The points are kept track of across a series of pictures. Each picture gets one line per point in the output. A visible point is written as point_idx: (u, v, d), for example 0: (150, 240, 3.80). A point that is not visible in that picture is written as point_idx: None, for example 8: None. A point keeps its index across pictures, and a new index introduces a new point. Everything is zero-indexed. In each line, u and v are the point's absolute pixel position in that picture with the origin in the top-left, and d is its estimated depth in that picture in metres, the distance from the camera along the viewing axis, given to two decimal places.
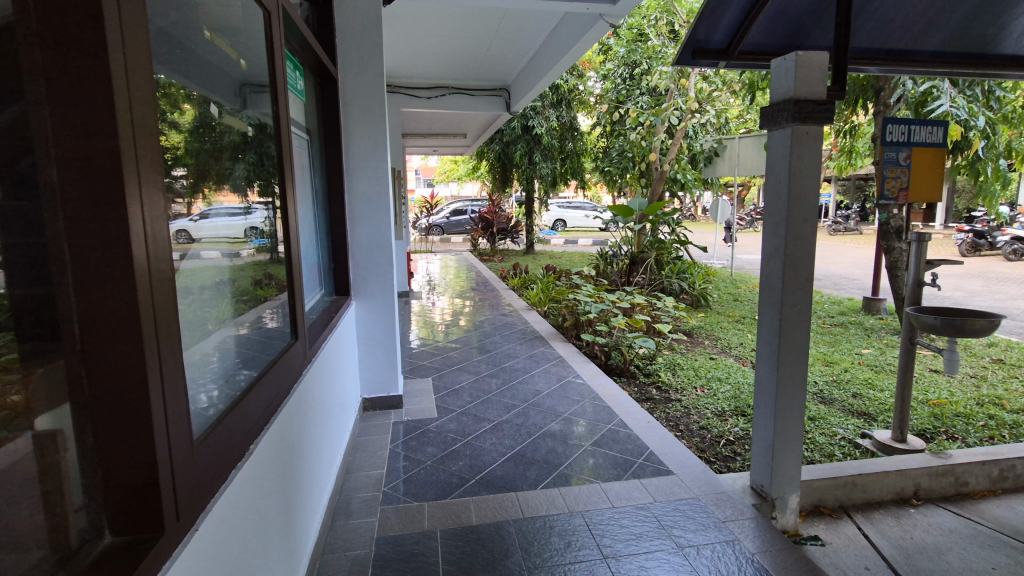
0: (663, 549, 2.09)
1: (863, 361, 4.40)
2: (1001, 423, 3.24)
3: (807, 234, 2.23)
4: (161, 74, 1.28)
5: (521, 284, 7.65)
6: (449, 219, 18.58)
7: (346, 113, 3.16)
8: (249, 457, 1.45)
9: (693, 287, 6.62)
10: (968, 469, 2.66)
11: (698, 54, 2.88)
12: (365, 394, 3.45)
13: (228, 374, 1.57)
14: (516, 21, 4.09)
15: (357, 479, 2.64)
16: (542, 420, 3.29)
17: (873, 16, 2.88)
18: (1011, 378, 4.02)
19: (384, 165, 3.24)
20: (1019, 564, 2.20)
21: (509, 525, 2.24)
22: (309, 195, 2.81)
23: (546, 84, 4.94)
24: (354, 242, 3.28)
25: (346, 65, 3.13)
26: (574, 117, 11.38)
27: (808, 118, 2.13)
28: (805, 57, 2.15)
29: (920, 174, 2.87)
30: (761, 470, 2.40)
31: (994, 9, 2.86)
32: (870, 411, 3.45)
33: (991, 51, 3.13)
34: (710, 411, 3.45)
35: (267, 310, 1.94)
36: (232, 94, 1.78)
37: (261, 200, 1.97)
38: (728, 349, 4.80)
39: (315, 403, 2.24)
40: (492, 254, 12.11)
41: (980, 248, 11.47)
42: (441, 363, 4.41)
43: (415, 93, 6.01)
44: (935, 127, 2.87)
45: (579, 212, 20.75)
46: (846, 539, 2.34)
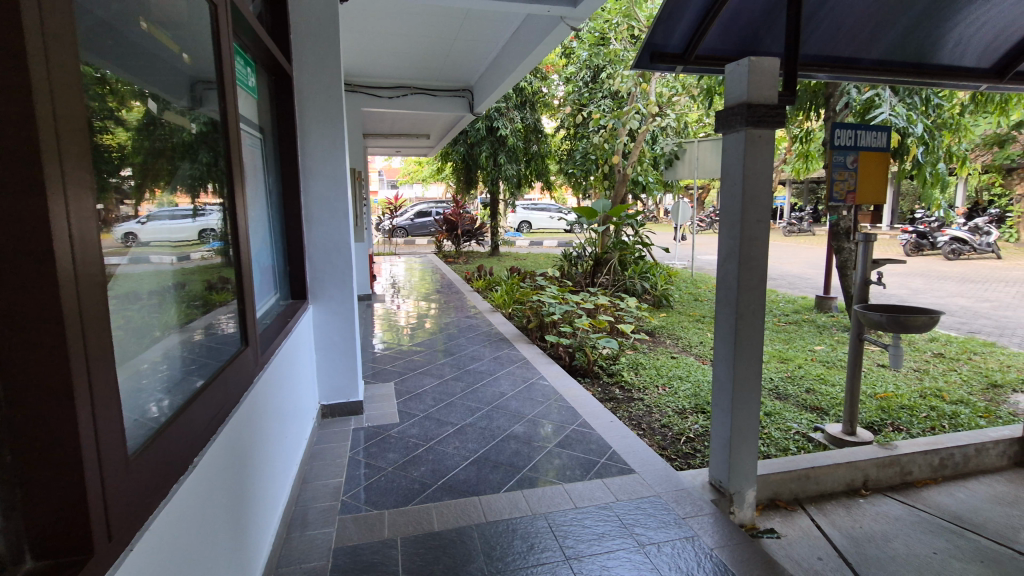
0: (624, 549, 2.10)
1: (816, 358, 4.55)
2: (941, 414, 3.41)
3: (760, 235, 2.29)
4: (104, 70, 1.23)
5: (486, 285, 7.64)
6: (413, 220, 18.42)
7: (302, 112, 3.07)
8: (193, 469, 1.38)
9: (655, 288, 6.74)
10: (912, 459, 2.78)
11: (655, 58, 2.94)
12: (324, 400, 3.37)
13: (172, 382, 1.50)
14: (478, 22, 4.07)
15: (314, 488, 2.57)
16: (506, 422, 3.28)
17: (821, 24, 2.98)
18: (951, 371, 4.25)
19: (342, 166, 3.16)
20: (956, 547, 2.31)
21: (471, 530, 2.21)
22: (261, 196, 2.71)
23: (508, 86, 4.95)
24: (311, 244, 3.20)
25: (301, 62, 3.04)
26: (538, 119, 11.43)
27: (760, 121, 2.20)
28: (757, 63, 2.21)
29: (866, 177, 3.00)
30: (719, 467, 2.45)
31: (931, 21, 3.01)
32: (822, 405, 3.58)
33: (929, 61, 3.29)
34: (671, 409, 3.51)
35: (219, 314, 1.87)
36: (180, 90, 1.69)
37: (216, 202, 1.90)
38: (688, 348, 4.90)
39: (269, 410, 2.17)
40: (457, 256, 12.03)
41: (922, 249, 12.11)
42: (403, 367, 4.34)
43: (376, 93, 5.94)
44: (880, 132, 2.99)
45: (543, 214, 20.90)
46: (800, 531, 2.41)
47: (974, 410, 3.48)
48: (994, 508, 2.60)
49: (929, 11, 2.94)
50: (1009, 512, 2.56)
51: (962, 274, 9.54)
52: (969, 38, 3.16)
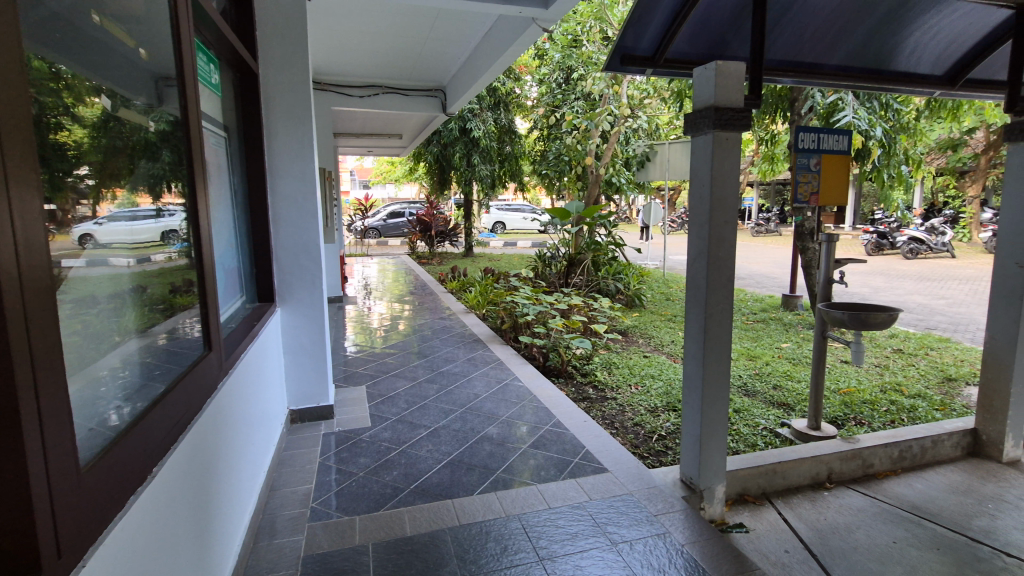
0: (597, 547, 2.11)
1: (782, 355, 4.68)
2: (900, 408, 3.54)
3: (728, 236, 2.34)
4: (60, 65, 1.19)
5: (459, 287, 7.60)
6: (385, 221, 18.24)
7: (268, 111, 3.01)
8: (151, 480, 1.32)
9: (627, 288, 6.81)
10: (873, 451, 2.88)
11: (626, 60, 2.97)
12: (293, 405, 3.30)
13: (132, 388, 1.44)
14: (449, 21, 4.05)
15: (283, 495, 2.51)
16: (480, 423, 3.27)
17: (785, 30, 3.06)
18: (909, 367, 4.41)
19: (311, 166, 3.11)
20: (914, 536, 2.40)
21: (444, 534, 2.20)
22: (225, 196, 2.64)
23: (480, 87, 4.94)
24: (278, 246, 3.12)
25: (267, 59, 2.97)
26: (511, 120, 11.45)
27: (727, 124, 2.24)
28: (723, 66, 2.25)
29: (828, 179, 3.09)
30: (689, 464, 2.49)
31: (889, 28, 3.12)
32: (788, 401, 3.68)
33: (887, 67, 3.41)
34: (643, 407, 3.56)
35: (181, 318, 1.81)
36: (139, 86, 1.63)
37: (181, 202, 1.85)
38: (660, 347, 4.98)
39: (234, 417, 2.11)
40: (431, 257, 11.95)
41: (883, 248, 12.57)
42: (375, 370, 4.29)
43: (346, 92, 5.87)
44: (841, 136, 3.09)
45: (517, 215, 20.96)
46: (768, 524, 2.47)
47: (930, 403, 3.62)
48: (949, 497, 2.71)
49: (887, 19, 3.05)
50: (963, 501, 2.68)
51: (920, 273, 9.92)
52: (923, 45, 3.29)
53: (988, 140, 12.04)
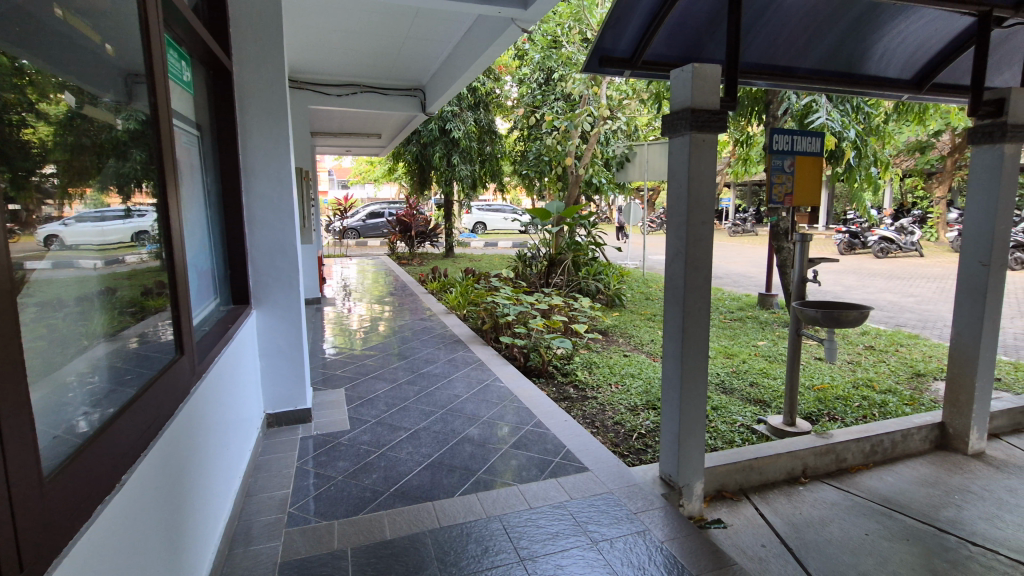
0: (578, 546, 2.12)
1: (758, 352, 4.76)
2: (872, 403, 3.64)
3: (705, 236, 2.37)
4: (22, 60, 1.15)
5: (440, 287, 7.56)
6: (365, 222, 18.07)
7: (242, 109, 2.95)
8: (120, 489, 1.29)
9: (607, 288, 6.86)
10: (846, 446, 2.94)
11: (604, 62, 2.99)
12: (270, 409, 3.24)
13: (101, 394, 1.40)
14: (428, 20, 4.03)
15: (259, 501, 2.46)
16: (461, 425, 3.26)
17: (759, 33, 3.11)
18: (880, 363, 4.53)
19: (287, 166, 3.06)
20: (885, 528, 2.46)
21: (424, 537, 2.18)
22: (198, 195, 2.58)
23: (460, 87, 4.92)
24: (254, 246, 3.07)
25: (241, 57, 2.91)
26: (491, 120, 11.44)
27: (703, 126, 2.27)
28: (700, 69, 2.28)
29: (802, 180, 3.15)
30: (668, 461, 2.52)
31: (859, 33, 3.20)
32: (764, 398, 3.75)
33: (858, 70, 3.50)
34: (623, 406, 3.59)
35: (153, 321, 1.76)
36: (106, 83, 1.58)
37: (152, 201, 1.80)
38: (639, 346, 5.02)
39: (208, 422, 2.06)
40: (411, 257, 11.86)
41: (855, 248, 12.87)
42: (354, 372, 4.24)
43: (324, 90, 5.80)
44: (813, 138, 3.16)
45: (497, 215, 20.95)
46: (745, 520, 2.51)
47: (900, 398, 3.73)
48: (918, 489, 2.78)
49: (856, 24, 3.13)
50: (932, 493, 2.75)
51: (889, 271, 10.20)
52: (892, 50, 3.38)
53: (954, 143, 12.44)
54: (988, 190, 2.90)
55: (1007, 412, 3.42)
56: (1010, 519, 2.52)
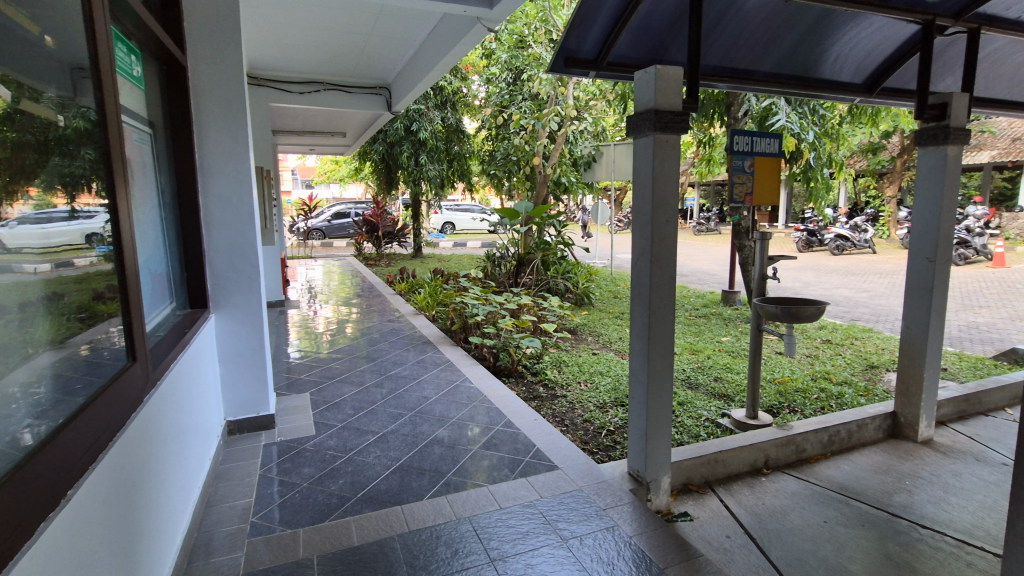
0: (548, 545, 2.13)
1: (722, 348, 4.88)
2: (829, 395, 3.78)
3: (670, 235, 2.41)
4: None
5: (408, 288, 7.48)
6: (330, 222, 17.74)
7: (198, 106, 2.85)
8: (68, 504, 1.22)
9: (576, 287, 6.92)
10: (805, 437, 3.04)
11: (569, 62, 3.01)
12: (231, 416, 3.14)
13: (46, 405, 1.33)
14: (393, 18, 3.98)
15: (220, 511, 2.38)
16: (430, 427, 3.22)
17: (720, 37, 3.18)
18: (836, 356, 4.71)
19: (247, 165, 2.97)
20: (842, 515, 2.56)
21: (393, 541, 2.15)
22: (150, 194, 2.47)
23: (426, 85, 4.87)
24: (211, 248, 2.97)
25: (196, 52, 2.81)
26: (459, 119, 11.37)
27: (667, 127, 2.31)
28: (663, 70, 2.31)
29: (761, 180, 3.24)
30: (637, 457, 2.55)
31: (814, 37, 3.32)
32: (728, 392, 3.85)
33: (813, 74, 3.62)
34: (592, 404, 3.62)
35: (104, 328, 1.68)
36: (52, 77, 1.50)
37: (103, 202, 1.71)
38: (607, 344, 5.09)
39: (164, 434, 1.98)
40: (379, 258, 11.70)
41: (812, 245, 13.35)
42: (320, 376, 4.15)
43: (285, 88, 5.66)
44: (772, 139, 3.26)
45: (466, 215, 20.90)
46: (710, 512, 2.57)
47: (855, 390, 3.88)
48: (873, 477, 2.90)
49: (811, 30, 3.25)
50: (885, 479, 2.88)
51: (844, 268, 10.63)
52: (845, 55, 3.51)
53: (902, 144, 13.04)
54: (933, 190, 3.05)
55: (952, 400, 3.60)
56: (956, 502, 2.66)
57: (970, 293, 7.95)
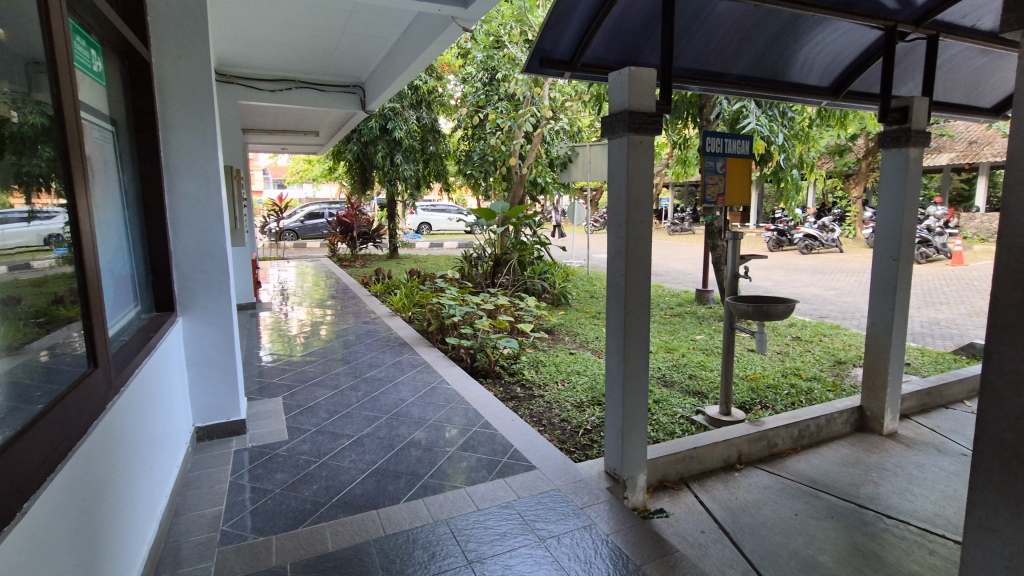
0: (526, 545, 2.13)
1: (697, 346, 4.96)
2: (799, 391, 3.87)
3: (644, 235, 2.43)
4: None
5: (384, 289, 7.39)
6: (303, 223, 17.44)
7: (162, 103, 2.76)
8: (22, 517, 1.16)
9: (553, 287, 6.94)
10: (776, 432, 3.11)
11: (544, 63, 3.01)
12: (199, 422, 3.05)
13: (2, 413, 1.26)
14: (367, 16, 3.93)
15: (188, 520, 2.31)
16: (407, 429, 3.19)
17: (692, 40, 3.23)
18: (806, 352, 4.84)
19: (215, 164, 2.89)
20: (812, 507, 2.62)
21: (369, 546, 2.12)
22: (113, 194, 2.39)
23: (400, 85, 4.83)
24: (178, 250, 2.88)
25: (161, 47, 2.73)
26: (435, 119, 11.31)
27: (640, 128, 2.33)
28: (636, 72, 2.34)
29: (733, 181, 3.30)
30: (613, 455, 2.58)
31: (782, 41, 3.39)
32: (702, 390, 3.91)
33: (782, 77, 3.70)
34: (569, 403, 3.64)
35: (64, 332, 1.61)
36: (6, 70, 1.42)
37: (60, 203, 1.64)
38: (584, 343, 5.12)
39: (128, 441, 1.91)
40: (353, 258, 11.54)
41: (782, 245, 13.68)
42: (293, 379, 4.08)
43: (256, 85, 5.54)
44: (743, 140, 3.32)
45: (442, 215, 20.80)
46: (685, 508, 2.61)
47: (824, 385, 3.99)
48: (841, 469, 2.99)
49: (780, 33, 3.32)
50: (852, 472, 2.96)
51: (813, 266, 10.92)
52: (812, 59, 3.60)
53: (868, 146, 13.46)
54: (896, 191, 3.15)
55: (915, 394, 3.73)
56: (919, 492, 2.76)
57: (930, 290, 8.26)
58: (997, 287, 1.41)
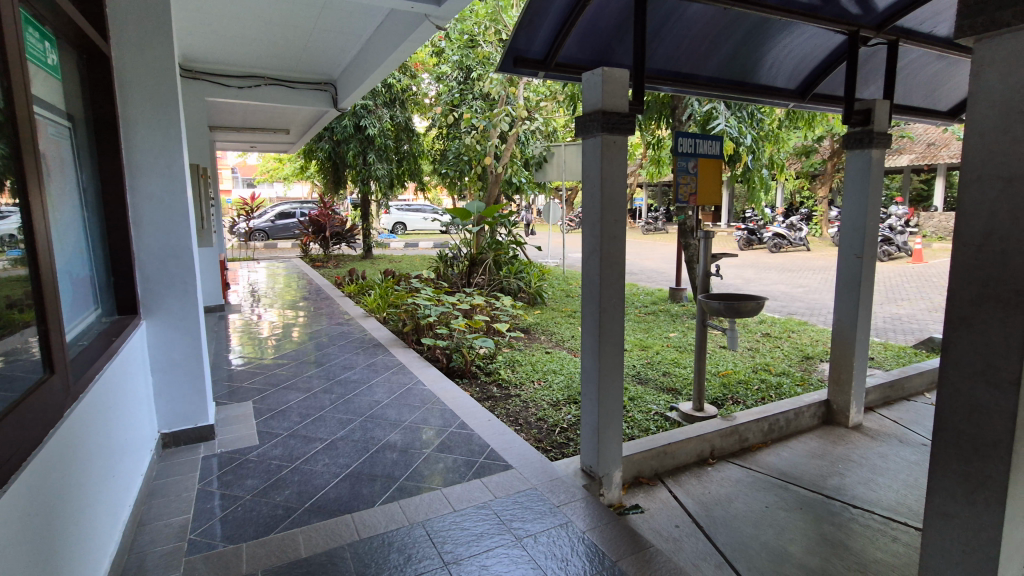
0: (502, 545, 2.13)
1: (670, 344, 5.04)
2: (769, 386, 3.97)
3: (618, 234, 2.45)
4: None
5: (358, 290, 7.28)
6: (274, 223, 17.09)
7: (123, 98, 2.66)
8: None
9: (529, 286, 6.96)
10: (747, 427, 3.18)
11: (518, 62, 3.01)
12: (165, 428, 2.96)
13: None
14: (339, 12, 3.87)
15: (154, 530, 2.24)
16: (383, 431, 3.16)
17: (663, 42, 3.28)
18: (775, 348, 4.96)
19: (180, 163, 2.81)
20: (782, 500, 2.69)
21: (343, 551, 2.09)
22: (71, 193, 2.30)
23: (373, 83, 4.77)
24: (141, 250, 2.79)
25: (121, 42, 2.63)
26: (409, 118, 11.19)
27: (614, 128, 2.35)
28: (609, 73, 2.36)
29: (704, 181, 3.36)
30: (589, 453, 2.59)
31: (751, 44, 3.47)
32: (676, 386, 3.97)
33: (751, 79, 3.78)
34: (546, 402, 3.66)
35: (19, 336, 1.54)
36: None
37: (14, 203, 1.57)
38: (560, 342, 5.15)
39: (88, 450, 1.83)
40: (326, 258, 11.34)
41: (752, 243, 14.01)
42: (264, 383, 3.98)
43: (223, 82, 5.39)
44: (713, 141, 3.38)
45: (417, 215, 20.65)
46: (660, 503, 2.65)
47: (793, 380, 4.10)
48: (809, 462, 3.07)
49: (748, 36, 3.39)
50: (820, 463, 3.05)
51: (782, 264, 11.22)
52: (780, 61, 3.68)
53: (833, 147, 13.88)
54: (860, 191, 3.25)
55: (879, 387, 3.86)
56: (883, 482, 2.86)
57: (892, 287, 8.56)
58: (953, 284, 1.46)
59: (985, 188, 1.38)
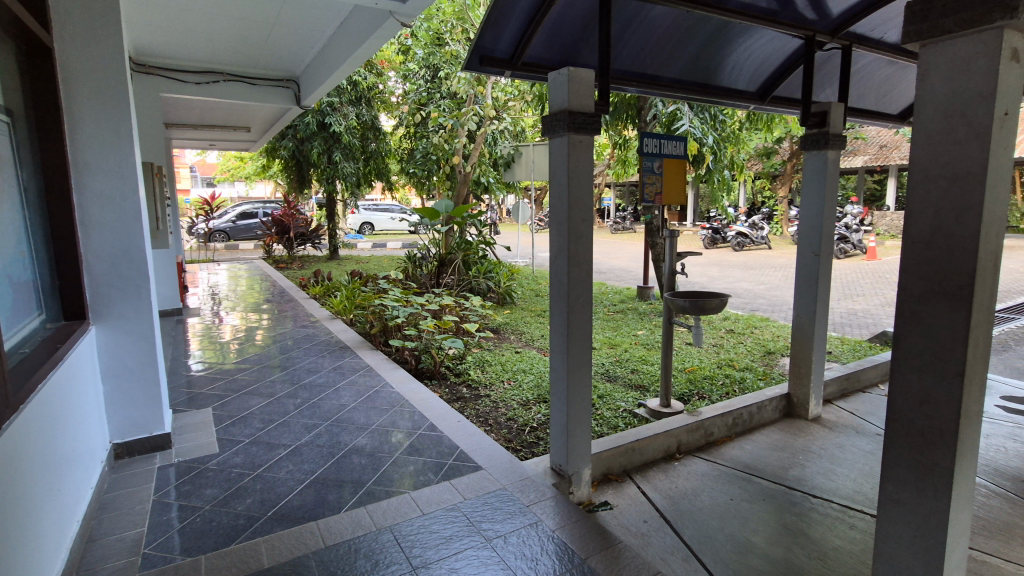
0: (472, 547, 2.12)
1: (638, 341, 5.11)
2: (733, 380, 4.07)
3: (585, 233, 2.47)
4: None
5: (323, 292, 7.12)
6: (235, 223, 16.58)
7: (68, 92, 2.53)
8: None
9: (498, 286, 6.94)
10: (712, 421, 3.25)
11: (484, 61, 3.00)
12: (118, 439, 2.83)
13: None
14: (300, 7, 3.78)
15: (105, 545, 2.14)
16: (350, 435, 3.09)
17: (628, 43, 3.32)
18: (739, 344, 5.09)
19: (131, 161, 2.69)
20: (746, 492, 2.75)
21: (308, 559, 2.04)
22: (11, 191, 2.17)
23: (337, 80, 4.68)
24: (89, 253, 2.66)
25: (66, 33, 2.51)
26: (375, 116, 11.03)
27: (580, 128, 2.37)
28: (575, 73, 2.37)
29: (669, 180, 3.41)
30: (559, 452, 2.60)
31: (713, 46, 3.54)
32: (644, 383, 4.03)
33: (713, 81, 3.86)
34: (516, 402, 3.66)
35: None
36: None
37: None
38: (530, 341, 5.18)
39: (29, 462, 1.72)
40: (291, 260, 11.06)
41: (717, 242, 14.34)
42: (225, 389, 3.85)
43: (178, 77, 5.22)
44: (677, 142, 3.44)
45: (385, 215, 20.40)
46: (629, 499, 2.68)
47: (755, 375, 4.21)
48: (771, 454, 3.16)
49: (711, 39, 3.46)
50: (782, 455, 3.14)
51: (745, 262, 11.52)
52: (741, 64, 3.78)
53: (793, 149, 14.34)
54: (817, 191, 3.36)
55: (836, 380, 4.01)
56: (841, 472, 2.96)
57: (848, 283, 8.91)
58: (903, 280, 1.52)
59: (931, 188, 1.44)
